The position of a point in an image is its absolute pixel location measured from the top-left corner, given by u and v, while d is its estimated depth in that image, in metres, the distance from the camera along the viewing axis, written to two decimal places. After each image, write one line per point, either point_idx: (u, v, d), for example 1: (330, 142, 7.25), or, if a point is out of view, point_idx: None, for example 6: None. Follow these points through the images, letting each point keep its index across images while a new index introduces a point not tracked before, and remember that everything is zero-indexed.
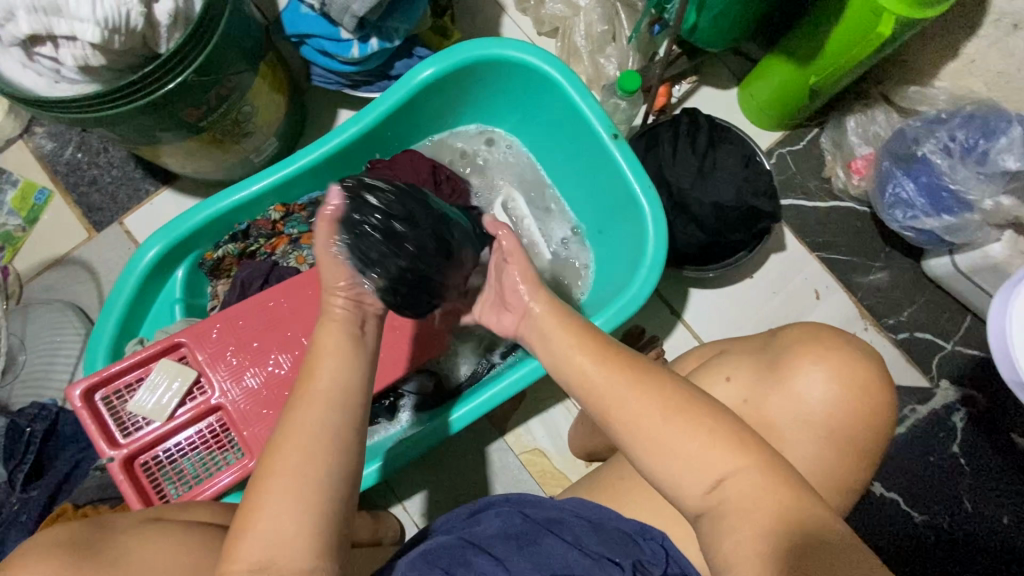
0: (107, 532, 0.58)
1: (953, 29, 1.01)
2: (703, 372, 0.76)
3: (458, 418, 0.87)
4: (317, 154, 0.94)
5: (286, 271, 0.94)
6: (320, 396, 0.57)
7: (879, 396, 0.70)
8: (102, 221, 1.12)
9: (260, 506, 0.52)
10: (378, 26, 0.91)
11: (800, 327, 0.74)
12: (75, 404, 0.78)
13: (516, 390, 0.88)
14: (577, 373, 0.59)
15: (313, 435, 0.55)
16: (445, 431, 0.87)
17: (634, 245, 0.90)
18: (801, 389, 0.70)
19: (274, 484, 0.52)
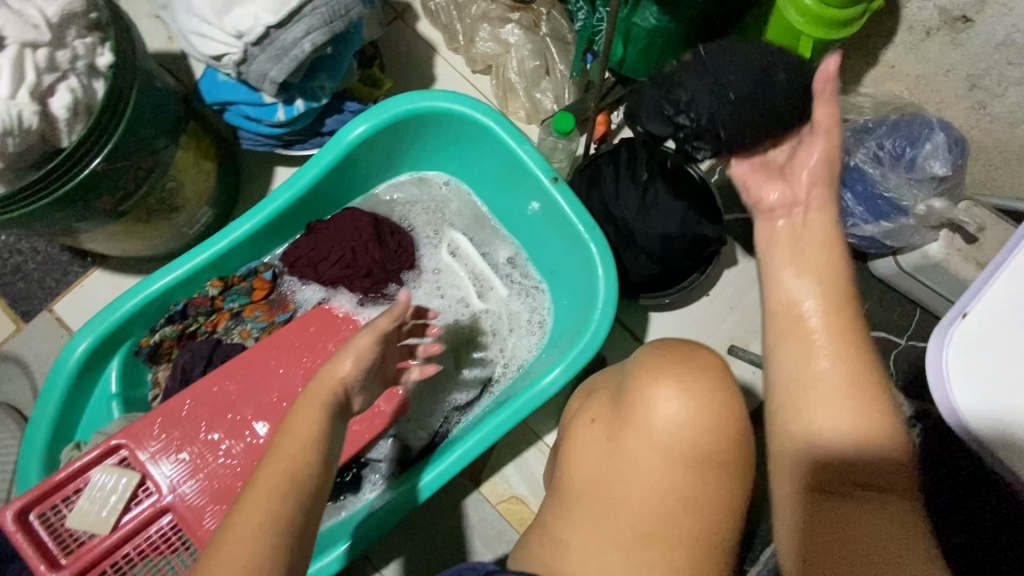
0: None
1: (862, 50, 1.06)
2: (574, 420, 0.66)
3: (426, 485, 0.84)
4: (249, 225, 0.90)
5: (230, 349, 0.90)
6: (287, 457, 0.61)
7: (735, 409, 0.58)
8: (30, 310, 1.06)
9: (226, 538, 0.56)
10: (301, 87, 0.88)
11: (645, 348, 0.64)
12: (7, 529, 0.72)
13: (490, 442, 0.84)
14: (806, 321, 0.55)
15: (277, 488, 0.59)
16: (416, 497, 0.83)
17: (586, 285, 0.90)
18: (650, 415, 0.58)
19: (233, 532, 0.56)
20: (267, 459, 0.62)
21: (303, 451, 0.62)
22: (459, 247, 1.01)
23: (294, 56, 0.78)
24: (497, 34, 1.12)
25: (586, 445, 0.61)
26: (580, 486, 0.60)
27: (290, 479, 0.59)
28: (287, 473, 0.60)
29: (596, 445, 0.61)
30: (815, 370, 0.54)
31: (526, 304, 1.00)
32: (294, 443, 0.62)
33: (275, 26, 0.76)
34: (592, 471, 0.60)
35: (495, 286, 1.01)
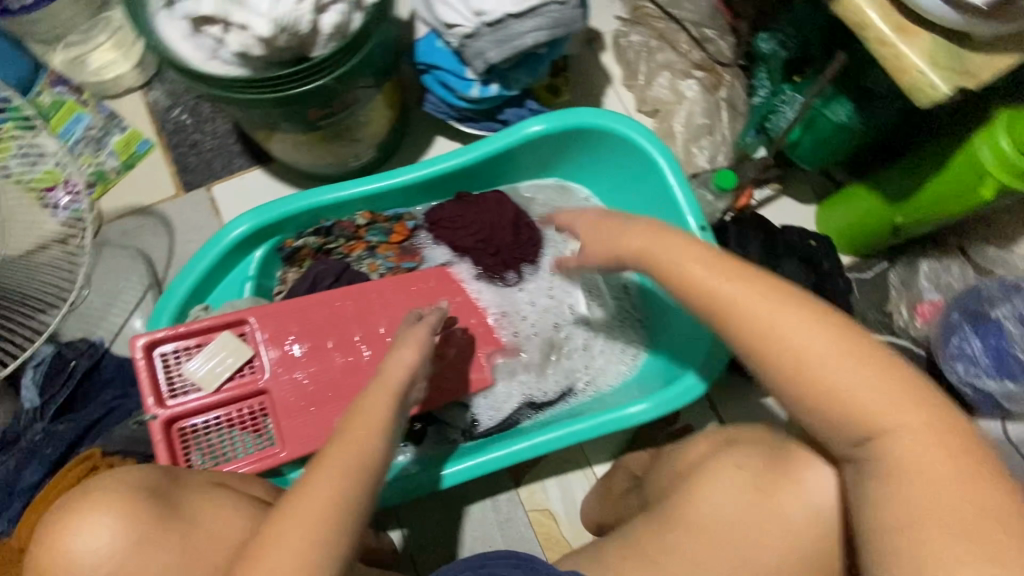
0: (175, 497, 0.62)
1: None
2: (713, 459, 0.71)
3: (448, 476, 0.86)
4: (414, 175, 0.97)
5: (357, 275, 0.98)
6: (364, 431, 0.61)
7: None
8: (192, 183, 1.18)
9: (300, 507, 0.55)
10: (502, 74, 0.96)
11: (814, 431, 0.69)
12: (136, 355, 0.79)
13: (576, 440, 0.86)
14: (686, 286, 0.59)
15: (342, 464, 0.58)
16: (435, 484, 0.85)
17: (695, 337, 0.91)
18: (814, 484, 0.63)
19: (288, 518, 0.54)
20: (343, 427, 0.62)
21: (371, 434, 0.61)
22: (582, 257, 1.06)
23: (513, 45, 0.86)
24: (677, 84, 1.18)
25: (728, 492, 0.67)
26: (695, 518, 0.67)
27: (363, 463, 0.59)
28: (357, 454, 0.59)
29: (745, 487, 0.66)
30: (731, 317, 0.55)
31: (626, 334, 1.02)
32: (363, 427, 0.61)
33: (512, 16, 0.84)
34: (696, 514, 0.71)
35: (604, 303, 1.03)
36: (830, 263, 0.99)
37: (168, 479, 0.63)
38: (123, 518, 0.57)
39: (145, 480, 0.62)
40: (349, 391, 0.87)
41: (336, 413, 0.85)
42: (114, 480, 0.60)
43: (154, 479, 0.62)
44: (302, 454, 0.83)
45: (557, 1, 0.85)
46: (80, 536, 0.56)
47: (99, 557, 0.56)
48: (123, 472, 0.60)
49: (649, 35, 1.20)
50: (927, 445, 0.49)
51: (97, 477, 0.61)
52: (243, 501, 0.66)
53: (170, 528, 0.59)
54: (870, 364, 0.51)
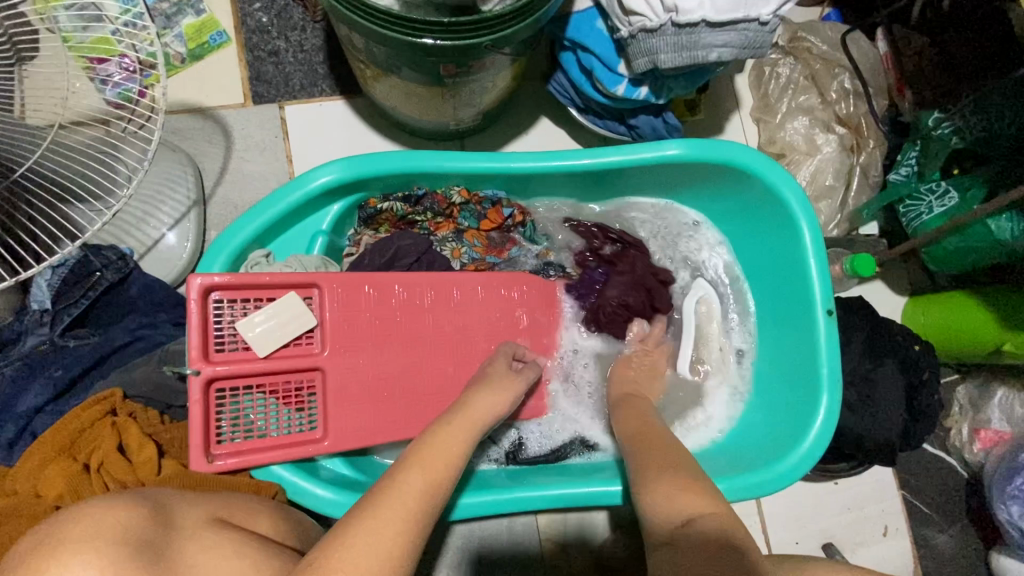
0: (170, 539, 0.50)
1: None
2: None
3: (462, 506, 0.77)
4: (526, 165, 0.84)
5: (438, 258, 0.88)
6: (435, 470, 0.57)
7: None
8: (263, 95, 1.03)
9: (355, 538, 0.48)
10: (657, 79, 0.85)
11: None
12: (190, 296, 0.68)
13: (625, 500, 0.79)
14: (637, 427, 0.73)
15: (413, 500, 0.53)
16: (446, 514, 0.77)
17: (787, 425, 0.83)
18: None
19: (353, 552, 0.47)
20: (412, 462, 0.57)
21: (449, 468, 0.58)
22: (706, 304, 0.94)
23: (693, 57, 0.76)
24: (813, 134, 1.07)
25: None
26: None
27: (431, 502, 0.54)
28: (427, 482, 0.55)
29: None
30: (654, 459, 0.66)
31: (709, 396, 0.92)
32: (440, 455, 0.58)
33: (707, 23, 0.73)
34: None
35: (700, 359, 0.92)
36: (927, 375, 0.92)
37: (162, 518, 0.52)
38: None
39: (135, 524, 0.49)
40: (408, 388, 0.78)
41: (392, 410, 0.77)
42: (97, 518, 0.47)
43: (146, 521, 0.50)
44: (344, 447, 0.74)
45: (759, 20, 0.73)
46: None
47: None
48: (110, 509, 0.48)
49: (800, 72, 1.08)
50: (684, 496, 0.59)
51: (77, 508, 0.48)
52: (255, 542, 0.56)
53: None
54: (677, 477, 0.62)
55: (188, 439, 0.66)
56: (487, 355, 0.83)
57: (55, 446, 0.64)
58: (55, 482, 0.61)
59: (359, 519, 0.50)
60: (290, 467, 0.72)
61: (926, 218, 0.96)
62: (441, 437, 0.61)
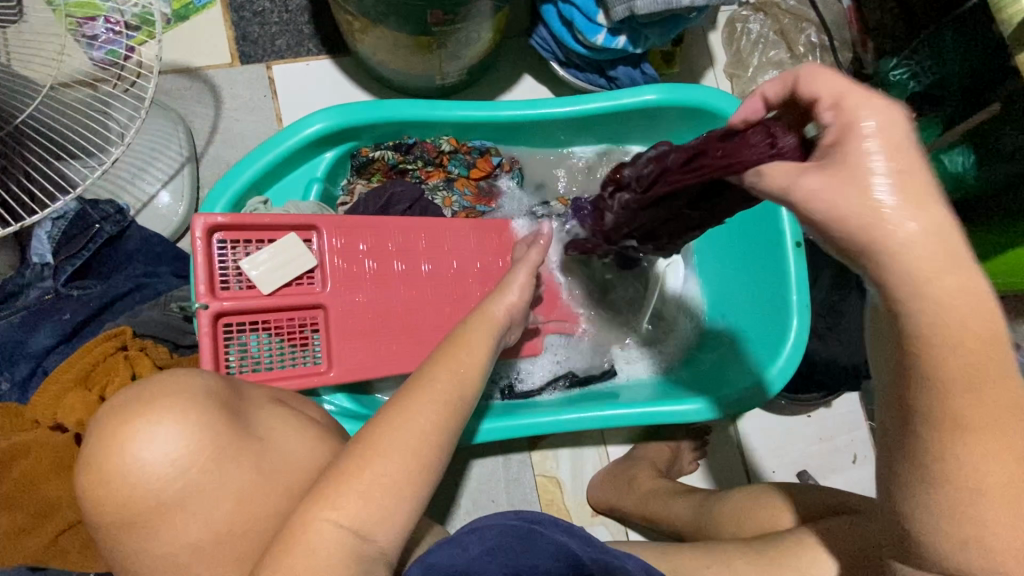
0: (244, 403, 0.60)
1: None
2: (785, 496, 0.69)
3: (483, 431, 0.83)
4: (512, 112, 0.89)
5: (430, 206, 0.91)
6: (460, 368, 0.63)
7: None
8: (251, 55, 1.05)
9: (391, 424, 0.56)
10: (634, 28, 0.89)
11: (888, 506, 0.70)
12: (195, 235, 0.71)
13: (618, 423, 0.84)
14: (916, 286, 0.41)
15: (443, 396, 0.60)
16: (469, 437, 0.83)
17: (760, 350, 0.89)
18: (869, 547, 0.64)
19: (401, 430, 0.56)
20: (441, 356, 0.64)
21: (472, 364, 0.64)
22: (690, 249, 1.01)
23: (667, 3, 0.81)
24: None
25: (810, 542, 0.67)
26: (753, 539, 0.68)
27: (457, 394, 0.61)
28: (454, 381, 0.61)
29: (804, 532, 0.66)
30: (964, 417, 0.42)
31: (678, 337, 0.99)
32: (462, 351, 0.65)
33: None
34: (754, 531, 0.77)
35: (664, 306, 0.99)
36: None
37: (231, 390, 0.60)
38: (198, 422, 0.54)
39: (213, 389, 0.58)
40: (405, 325, 0.81)
41: (391, 345, 0.80)
42: (177, 382, 0.57)
43: (219, 389, 0.59)
44: (346, 380, 0.78)
45: None
46: (149, 432, 0.52)
47: (165, 466, 0.52)
48: (189, 374, 0.57)
49: (770, 27, 1.13)
50: (995, 472, 0.43)
51: (164, 375, 0.57)
52: (307, 420, 0.64)
53: (242, 444, 0.56)
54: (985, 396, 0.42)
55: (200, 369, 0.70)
56: (480, 297, 0.87)
57: (68, 379, 0.67)
58: (75, 407, 0.65)
59: (400, 405, 0.58)
60: None
61: None
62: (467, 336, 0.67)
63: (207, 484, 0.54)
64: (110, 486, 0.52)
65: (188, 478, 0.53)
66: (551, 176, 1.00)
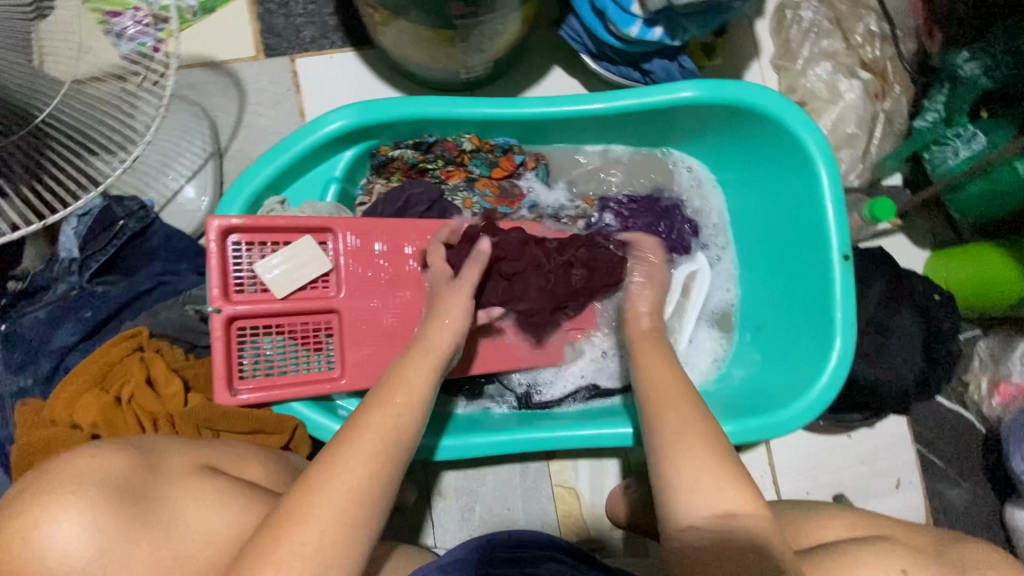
0: (157, 481, 0.54)
1: None
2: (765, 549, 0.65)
3: (445, 449, 0.80)
4: (536, 109, 0.84)
5: (450, 208, 0.88)
6: (400, 409, 0.59)
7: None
8: (275, 48, 1.03)
9: (337, 470, 0.52)
10: (672, 18, 0.82)
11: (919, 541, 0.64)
12: (210, 237, 0.70)
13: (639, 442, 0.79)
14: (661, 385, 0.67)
15: (384, 436, 0.56)
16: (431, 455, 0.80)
17: (798, 371, 0.83)
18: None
19: (329, 486, 0.51)
20: (372, 402, 0.60)
21: (411, 403, 0.60)
22: (724, 259, 0.94)
23: None
24: (836, 80, 1.03)
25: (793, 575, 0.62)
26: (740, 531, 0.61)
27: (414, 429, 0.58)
28: (394, 423, 0.57)
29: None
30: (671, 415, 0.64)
31: (709, 350, 0.93)
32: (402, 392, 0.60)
33: None
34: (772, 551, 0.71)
35: (696, 317, 0.92)
36: (948, 327, 0.90)
37: (145, 466, 0.54)
38: (97, 518, 0.48)
39: (119, 472, 0.51)
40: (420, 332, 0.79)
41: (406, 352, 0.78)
42: (79, 469, 0.50)
43: (132, 470, 0.52)
44: (359, 386, 0.77)
45: None
46: (39, 541, 0.46)
47: (59, 573, 0.46)
48: (95, 460, 0.50)
49: (824, 15, 1.04)
50: (682, 470, 0.57)
51: (66, 457, 0.51)
52: (240, 482, 0.59)
53: (144, 534, 0.50)
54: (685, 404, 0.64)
55: (212, 374, 0.69)
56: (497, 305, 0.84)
57: (86, 379, 0.68)
58: (89, 409, 0.65)
59: (330, 457, 0.53)
60: (309, 405, 0.75)
61: (953, 163, 0.94)
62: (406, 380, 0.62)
63: None
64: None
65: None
66: (578, 175, 0.95)
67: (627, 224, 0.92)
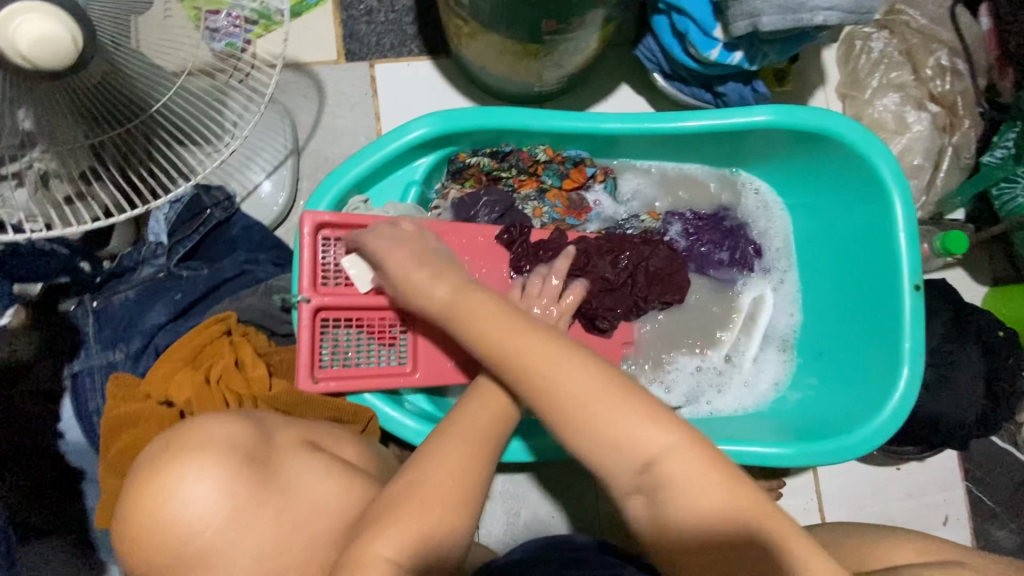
0: (274, 451, 0.58)
1: None
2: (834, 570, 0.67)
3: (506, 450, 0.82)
4: (614, 125, 0.86)
5: (521, 216, 0.91)
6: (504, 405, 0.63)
7: None
8: (355, 53, 1.07)
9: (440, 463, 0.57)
10: (753, 44, 0.84)
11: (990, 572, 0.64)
12: (303, 231, 0.73)
13: None
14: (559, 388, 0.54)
15: (484, 430, 0.61)
16: None
17: (862, 398, 0.83)
18: None
19: (434, 476, 0.56)
20: (471, 398, 0.64)
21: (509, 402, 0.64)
22: (787, 283, 0.95)
23: (797, 20, 0.75)
24: (904, 111, 1.04)
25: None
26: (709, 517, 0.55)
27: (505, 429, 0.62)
28: (496, 413, 0.62)
29: None
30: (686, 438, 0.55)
31: (768, 372, 0.93)
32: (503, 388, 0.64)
33: None
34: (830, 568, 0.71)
35: (754, 337, 0.93)
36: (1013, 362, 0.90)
37: (263, 439, 0.59)
38: (229, 479, 0.52)
39: (243, 439, 0.56)
40: None
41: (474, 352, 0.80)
42: (209, 433, 0.55)
43: (250, 438, 0.57)
44: (429, 383, 0.79)
45: None
46: (182, 496, 0.50)
47: (198, 525, 0.50)
48: (222, 426, 0.56)
49: (895, 47, 1.05)
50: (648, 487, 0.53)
51: (193, 422, 0.56)
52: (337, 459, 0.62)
53: (266, 499, 0.55)
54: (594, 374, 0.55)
55: (296, 362, 0.72)
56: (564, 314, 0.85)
57: (178, 357, 0.72)
58: (184, 386, 0.69)
59: (432, 449, 0.59)
60: (380, 397, 0.77)
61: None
62: (493, 382, 0.66)
63: (232, 542, 0.52)
64: (154, 547, 0.50)
65: (216, 535, 0.51)
66: (645, 191, 0.97)
67: (692, 241, 0.93)
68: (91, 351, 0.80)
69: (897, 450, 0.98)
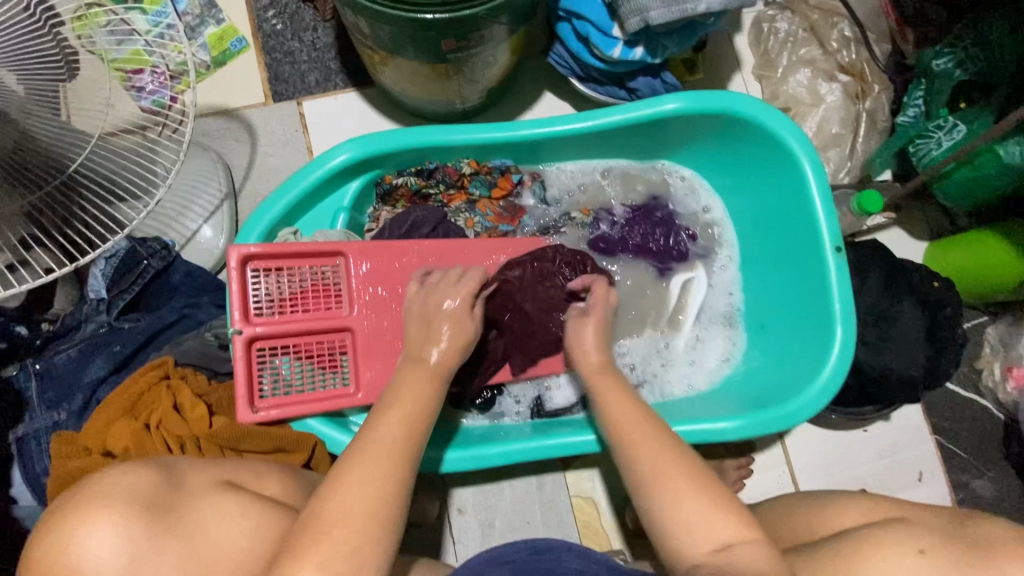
0: (186, 494, 0.59)
1: None
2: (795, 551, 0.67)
3: (454, 461, 0.81)
4: (530, 130, 0.89)
5: (452, 229, 0.93)
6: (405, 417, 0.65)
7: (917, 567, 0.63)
8: (283, 93, 1.10)
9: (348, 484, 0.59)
10: (651, 38, 0.88)
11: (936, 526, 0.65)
12: (230, 263, 0.75)
13: None
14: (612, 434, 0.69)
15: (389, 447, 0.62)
16: (439, 467, 0.81)
17: (802, 364, 0.84)
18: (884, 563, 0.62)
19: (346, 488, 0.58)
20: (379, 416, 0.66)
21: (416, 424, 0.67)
22: (724, 261, 0.97)
23: (682, 10, 0.79)
24: (816, 85, 1.08)
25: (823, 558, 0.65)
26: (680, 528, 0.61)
27: (387, 456, 0.61)
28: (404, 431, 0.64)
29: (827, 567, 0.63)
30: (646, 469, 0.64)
31: (716, 351, 0.94)
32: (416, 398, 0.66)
33: None
34: (789, 535, 0.73)
35: (694, 317, 0.95)
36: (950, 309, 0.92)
37: (168, 484, 0.59)
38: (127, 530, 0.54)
39: (149, 486, 0.58)
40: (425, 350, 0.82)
41: None
42: (116, 481, 0.57)
43: (158, 486, 0.58)
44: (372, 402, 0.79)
45: None
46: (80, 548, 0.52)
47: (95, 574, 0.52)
48: (125, 474, 0.57)
49: (799, 24, 1.09)
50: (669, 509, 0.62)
51: (104, 471, 0.58)
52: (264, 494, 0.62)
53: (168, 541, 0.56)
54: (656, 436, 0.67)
55: (233, 395, 0.73)
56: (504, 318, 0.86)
57: (117, 407, 0.72)
58: (121, 436, 0.69)
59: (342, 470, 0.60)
60: (323, 420, 0.78)
61: (936, 154, 0.97)
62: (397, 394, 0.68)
63: None
64: None
65: None
66: (574, 188, 0.99)
67: (623, 232, 0.96)
68: (35, 414, 0.80)
69: (855, 412, 0.99)
